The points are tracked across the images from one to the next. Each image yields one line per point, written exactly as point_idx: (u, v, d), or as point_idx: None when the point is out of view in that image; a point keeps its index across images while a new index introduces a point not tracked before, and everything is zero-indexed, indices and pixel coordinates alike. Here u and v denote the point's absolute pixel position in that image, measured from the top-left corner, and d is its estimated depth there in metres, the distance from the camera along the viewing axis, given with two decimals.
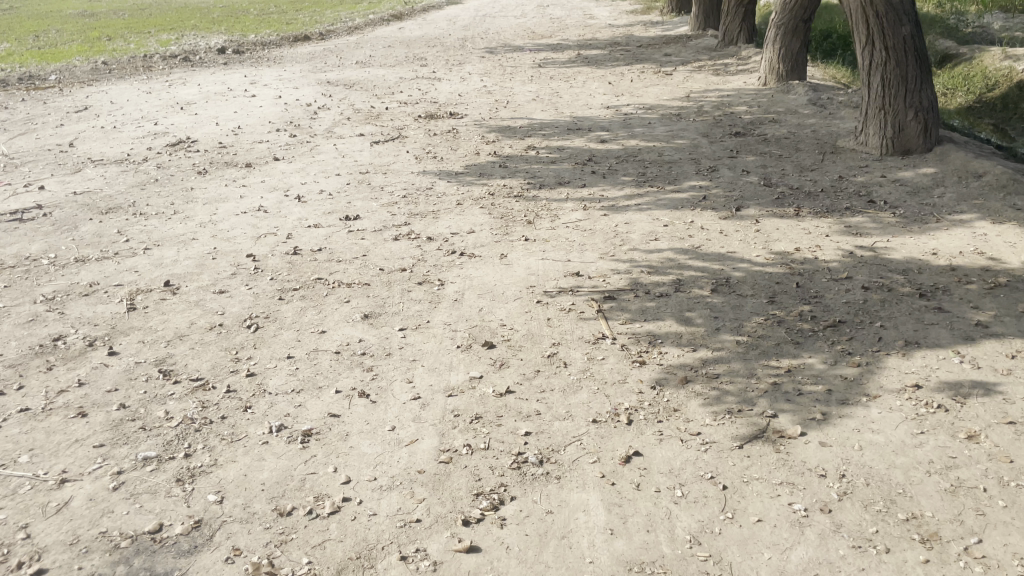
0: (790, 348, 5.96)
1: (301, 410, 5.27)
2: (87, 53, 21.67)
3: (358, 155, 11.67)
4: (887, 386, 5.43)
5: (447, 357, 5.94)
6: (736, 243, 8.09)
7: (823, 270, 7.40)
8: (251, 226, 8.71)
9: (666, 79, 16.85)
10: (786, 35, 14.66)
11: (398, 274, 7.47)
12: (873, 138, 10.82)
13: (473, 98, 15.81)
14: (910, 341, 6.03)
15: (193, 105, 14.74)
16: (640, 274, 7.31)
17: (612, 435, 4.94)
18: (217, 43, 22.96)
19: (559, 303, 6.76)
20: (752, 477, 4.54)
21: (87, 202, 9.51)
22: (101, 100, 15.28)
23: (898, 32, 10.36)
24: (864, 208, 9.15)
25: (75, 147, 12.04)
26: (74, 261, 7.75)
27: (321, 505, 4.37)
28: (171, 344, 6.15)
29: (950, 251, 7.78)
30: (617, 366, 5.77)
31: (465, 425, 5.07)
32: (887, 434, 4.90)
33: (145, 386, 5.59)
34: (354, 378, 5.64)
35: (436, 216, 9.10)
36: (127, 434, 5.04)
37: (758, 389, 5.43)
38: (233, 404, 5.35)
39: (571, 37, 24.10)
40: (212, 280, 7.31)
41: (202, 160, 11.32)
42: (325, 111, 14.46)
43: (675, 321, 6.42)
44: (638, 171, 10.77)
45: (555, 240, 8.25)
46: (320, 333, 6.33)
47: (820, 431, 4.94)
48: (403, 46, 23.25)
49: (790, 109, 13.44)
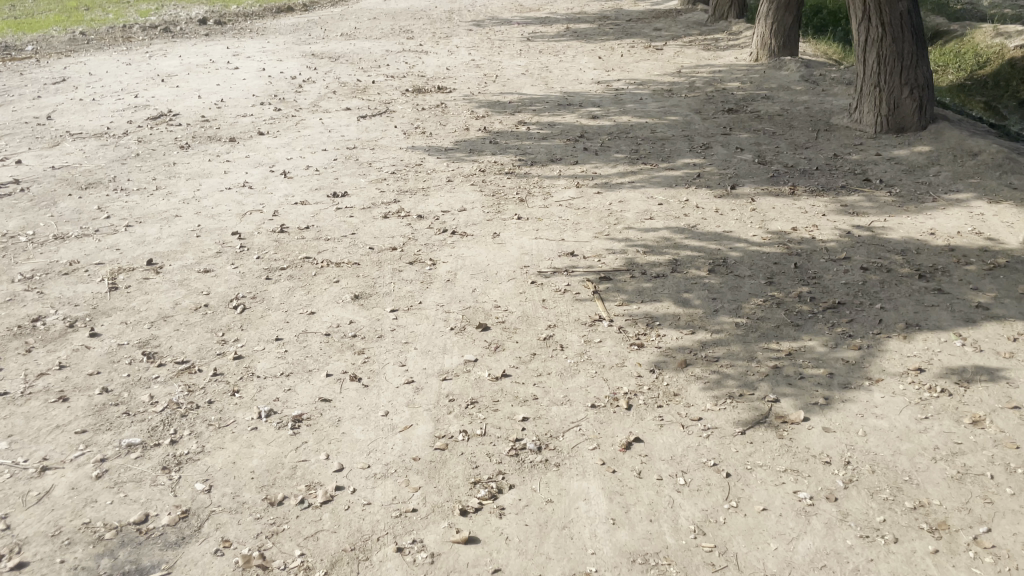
0: (789, 331, 5.86)
1: (291, 394, 5.11)
2: (64, 23, 21.11)
3: (346, 129, 11.42)
4: (890, 369, 5.34)
5: (440, 339, 5.79)
6: (732, 222, 7.97)
7: (821, 250, 7.29)
8: (235, 202, 8.50)
9: (656, 54, 16.63)
10: (778, 10, 14.43)
11: (389, 254, 7.29)
12: (867, 115, 10.68)
13: (462, 72, 15.53)
14: (910, 324, 5.94)
15: (174, 77, 14.38)
16: (635, 255, 7.17)
17: (611, 421, 4.82)
18: (199, 12, 22.48)
19: (554, 284, 6.61)
20: (755, 464, 4.45)
21: (66, 176, 9.24)
22: (79, 72, 14.89)
23: (895, 7, 10.20)
24: (860, 186, 9.04)
25: (53, 119, 11.70)
26: (53, 238, 7.51)
27: (313, 494, 4.22)
28: (155, 325, 5.96)
29: (948, 231, 7.70)
30: (615, 349, 5.64)
31: (460, 411, 4.93)
32: (891, 419, 4.82)
33: (128, 369, 5.40)
34: (345, 362, 5.48)
35: (426, 193, 8.91)
36: (110, 419, 4.86)
37: (758, 373, 5.33)
38: (220, 388, 5.18)
39: (560, 10, 23.74)
40: (197, 259, 7.10)
41: (184, 134, 11.03)
42: (310, 84, 14.14)
43: (673, 302, 6.29)
44: (631, 148, 10.60)
45: (548, 218, 8.10)
46: (309, 314, 6.15)
47: (823, 417, 4.85)
48: (388, 18, 22.85)
49: (783, 85, 13.29)
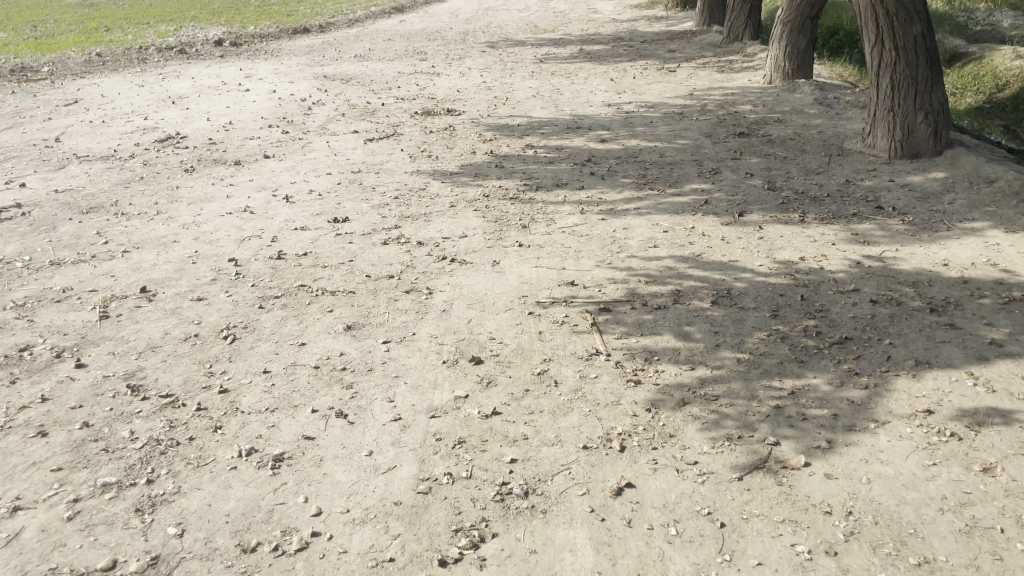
0: (792, 368, 5.65)
1: (274, 431, 4.97)
2: (83, 44, 21.31)
3: (352, 153, 11.35)
4: (896, 412, 5.13)
5: (431, 374, 5.63)
6: (738, 251, 7.78)
7: (829, 281, 7.08)
8: (235, 228, 8.41)
9: (669, 76, 16.50)
10: (792, 33, 14.27)
11: (385, 282, 7.16)
12: (881, 140, 10.47)
13: (473, 94, 15.48)
14: (920, 361, 5.71)
15: (186, 99, 14.43)
16: (637, 285, 7.00)
17: (603, 464, 4.63)
18: (215, 34, 22.62)
19: (552, 315, 6.44)
20: (752, 514, 4.24)
21: (69, 200, 9.22)
22: (92, 93, 14.97)
23: (908, 31, 10.00)
24: (872, 214, 8.82)
25: (62, 142, 11.74)
26: (49, 264, 7.45)
27: (288, 541, 4.07)
28: (142, 355, 5.85)
29: (962, 262, 7.46)
30: (611, 386, 5.45)
31: (447, 451, 4.76)
32: (897, 465, 4.60)
33: (111, 402, 5.28)
34: (332, 397, 5.33)
35: (427, 218, 8.78)
36: (87, 456, 4.74)
37: (759, 413, 5.11)
38: (203, 424, 5.05)
39: (574, 31, 23.72)
40: (190, 286, 7.00)
41: (190, 157, 11.01)
42: (319, 106, 14.12)
43: (673, 336, 6.10)
44: (638, 172, 10.45)
45: (550, 246, 7.94)
46: (299, 346, 6.02)
47: (825, 462, 4.64)
48: (403, 39, 22.91)
49: (796, 108, 13.10)
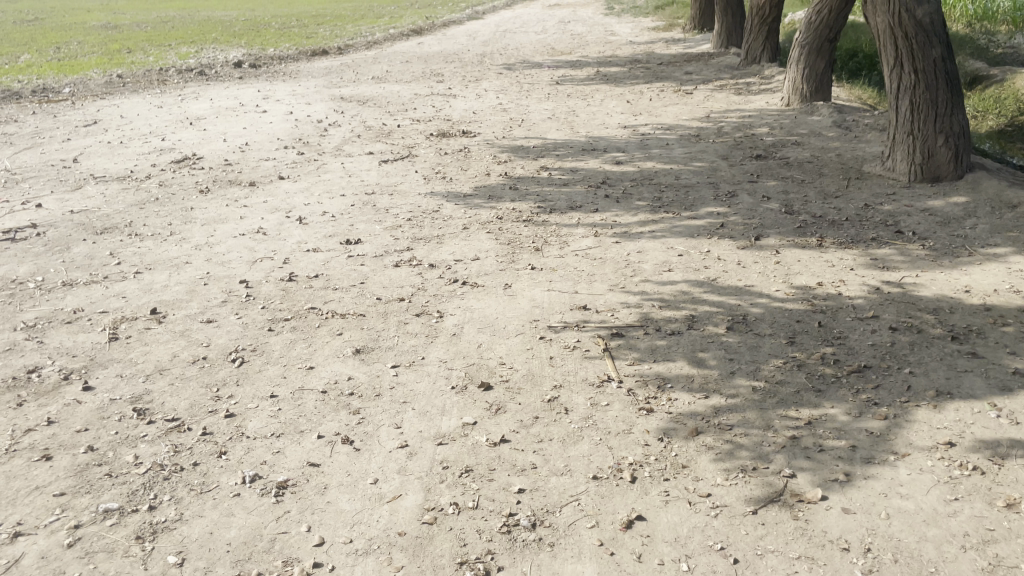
0: (809, 397, 5.51)
1: (279, 457, 4.90)
2: (105, 66, 21.58)
3: (366, 174, 11.35)
4: (917, 444, 4.99)
5: (440, 399, 5.54)
6: (754, 276, 7.66)
7: (847, 307, 6.95)
8: (248, 249, 8.40)
9: (686, 99, 16.44)
10: (810, 56, 14.18)
11: (396, 304, 7.10)
12: (900, 163, 10.35)
13: (488, 116, 15.50)
14: (941, 391, 5.57)
15: (203, 121, 14.53)
16: (651, 309, 6.90)
17: (613, 495, 4.52)
18: (235, 56, 22.82)
19: (563, 340, 6.35)
20: (767, 549, 4.11)
21: (84, 221, 9.25)
22: (112, 115, 15.12)
23: (928, 54, 9.92)
24: (891, 238, 8.68)
25: (79, 163, 11.82)
26: (61, 285, 7.45)
27: (289, 572, 3.99)
28: (150, 378, 5.81)
29: (983, 288, 7.31)
30: (623, 414, 5.33)
31: (453, 480, 4.67)
32: (918, 500, 4.46)
33: (117, 426, 5.24)
34: (339, 423, 5.26)
35: (440, 241, 8.74)
36: (90, 481, 4.69)
37: (774, 444, 4.98)
38: (207, 449, 4.99)
39: (591, 53, 23.76)
40: (201, 308, 6.97)
41: (205, 178, 11.05)
42: (335, 128, 14.16)
43: (687, 362, 5.98)
44: (654, 195, 10.37)
45: (563, 269, 7.86)
46: (307, 369, 5.96)
47: (842, 496, 4.50)
48: (420, 61, 23.05)
49: (814, 131, 13.00)
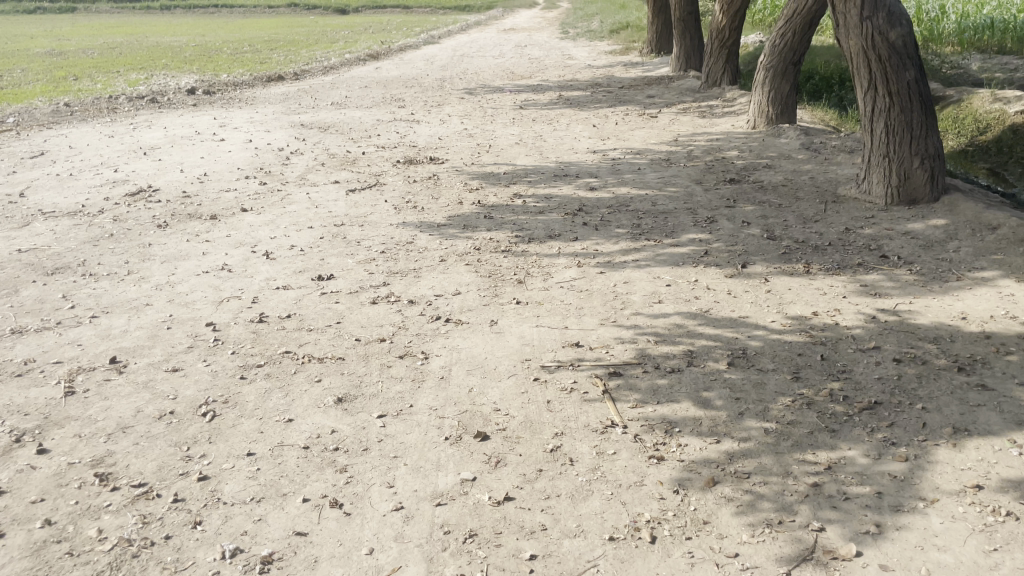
0: (825, 438, 5.22)
1: (261, 527, 4.44)
2: (51, 94, 20.73)
3: (333, 205, 10.88)
4: (944, 488, 4.72)
5: (434, 453, 5.12)
6: (747, 306, 7.40)
7: (847, 338, 6.71)
8: (212, 288, 7.89)
9: (652, 122, 16.31)
10: (775, 79, 14.13)
11: (377, 346, 6.67)
12: (876, 187, 10.24)
13: (454, 142, 15.16)
14: (958, 429, 5.32)
15: (158, 150, 13.94)
16: (647, 345, 6.58)
17: (633, 559, 4.16)
18: (188, 83, 22.12)
19: (559, 382, 5.99)
20: None
21: (32, 261, 8.63)
22: (60, 145, 14.43)
23: (902, 77, 9.87)
24: (877, 263, 8.53)
25: (26, 197, 11.14)
26: (10, 333, 6.87)
27: None
28: (112, 438, 5.28)
29: (979, 315, 7.15)
30: (632, 463, 4.98)
31: (458, 547, 4.27)
32: (956, 553, 4.18)
33: (77, 495, 4.71)
34: (325, 484, 4.81)
35: (417, 274, 8.33)
36: (49, 562, 4.17)
37: (797, 493, 4.67)
38: (181, 519, 4.51)
39: (552, 77, 23.66)
40: (165, 355, 6.45)
41: (163, 212, 10.48)
42: (297, 156, 13.69)
43: (692, 403, 5.65)
44: (632, 222, 10.10)
45: (549, 302, 7.52)
46: (286, 423, 5.49)
47: (877, 550, 4.20)
48: (380, 86, 22.67)
49: (784, 154, 12.93)
